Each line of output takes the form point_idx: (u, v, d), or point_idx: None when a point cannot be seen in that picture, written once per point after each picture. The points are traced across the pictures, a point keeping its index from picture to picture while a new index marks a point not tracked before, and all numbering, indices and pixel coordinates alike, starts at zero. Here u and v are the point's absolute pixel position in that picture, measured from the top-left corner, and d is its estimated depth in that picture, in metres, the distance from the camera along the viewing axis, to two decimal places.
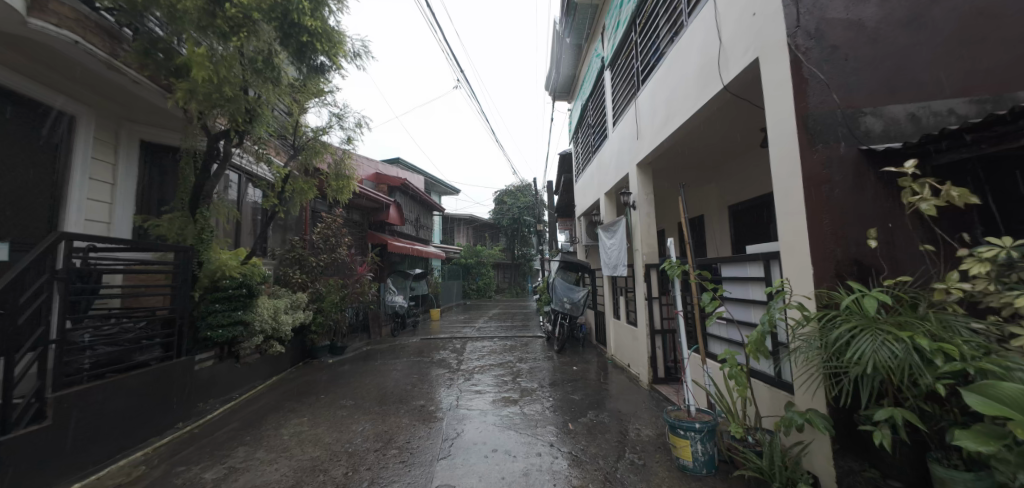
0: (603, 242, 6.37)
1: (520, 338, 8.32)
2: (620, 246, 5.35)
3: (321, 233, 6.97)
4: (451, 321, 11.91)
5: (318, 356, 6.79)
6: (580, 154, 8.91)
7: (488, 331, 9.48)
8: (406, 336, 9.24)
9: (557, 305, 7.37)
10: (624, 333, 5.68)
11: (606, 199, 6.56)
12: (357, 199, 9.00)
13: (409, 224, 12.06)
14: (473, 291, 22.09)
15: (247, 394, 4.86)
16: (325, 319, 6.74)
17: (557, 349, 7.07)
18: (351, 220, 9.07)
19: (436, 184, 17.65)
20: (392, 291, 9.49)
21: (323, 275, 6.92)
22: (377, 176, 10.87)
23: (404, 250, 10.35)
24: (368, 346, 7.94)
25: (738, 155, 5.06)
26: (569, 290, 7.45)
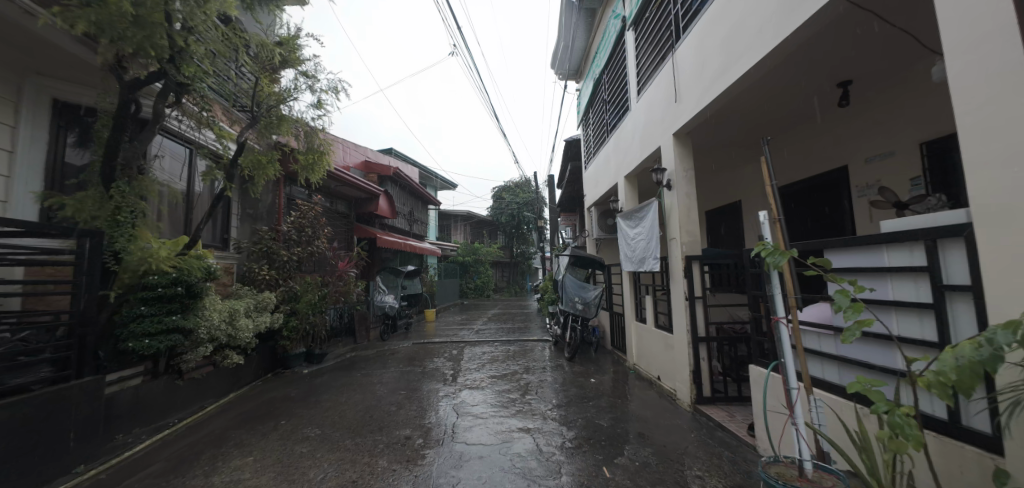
0: (623, 233, 5.42)
1: (525, 343, 7.35)
2: (650, 234, 4.39)
3: (295, 222, 5.98)
4: (448, 323, 10.95)
5: (291, 366, 5.81)
6: (591, 137, 7.95)
7: (489, 334, 8.53)
8: (397, 340, 8.27)
9: (568, 305, 6.42)
10: (652, 341, 4.74)
11: (626, 183, 5.64)
12: (341, 188, 8.03)
13: (402, 218, 11.09)
14: (471, 290, 21.07)
15: (188, 419, 3.90)
16: (300, 322, 5.77)
17: (569, 356, 6.12)
18: (334, 211, 8.08)
19: (431, 178, 16.67)
20: (381, 291, 8.51)
21: (297, 271, 5.94)
22: (366, 165, 9.88)
23: (396, 245, 9.38)
24: (353, 352, 6.95)
25: (796, 123, 4.18)
26: (578, 285, 6.52)
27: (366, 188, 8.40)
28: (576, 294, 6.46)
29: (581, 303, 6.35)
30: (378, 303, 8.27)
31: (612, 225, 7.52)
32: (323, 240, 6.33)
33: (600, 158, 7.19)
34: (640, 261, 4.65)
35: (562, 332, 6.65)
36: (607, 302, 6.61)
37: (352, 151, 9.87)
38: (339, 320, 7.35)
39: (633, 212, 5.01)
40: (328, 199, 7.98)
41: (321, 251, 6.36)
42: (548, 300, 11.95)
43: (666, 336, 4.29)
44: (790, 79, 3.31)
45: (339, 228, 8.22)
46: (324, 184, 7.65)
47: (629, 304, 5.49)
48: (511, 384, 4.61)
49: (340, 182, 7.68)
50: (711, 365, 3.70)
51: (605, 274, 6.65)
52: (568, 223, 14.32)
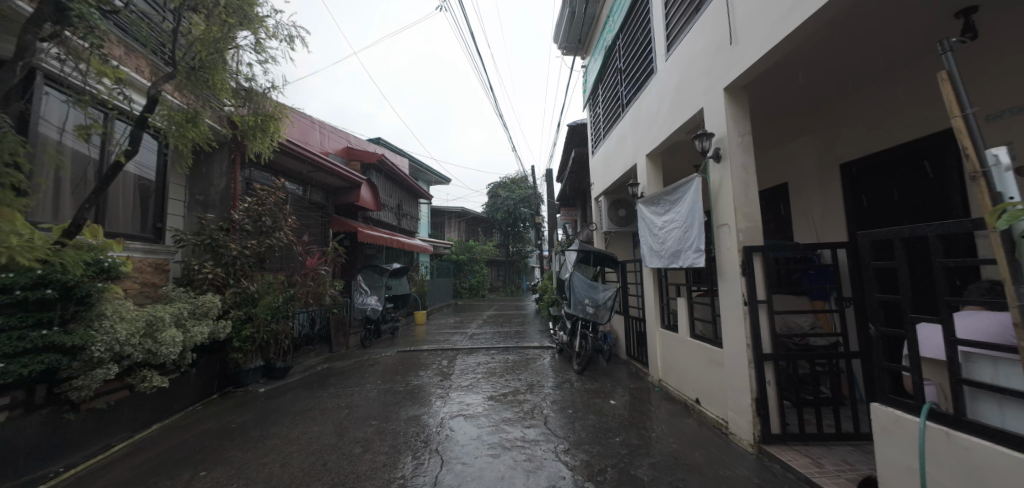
0: (646, 221, 4.45)
1: (527, 352, 6.38)
2: (687, 219, 3.45)
3: (251, 209, 4.91)
4: (440, 326, 9.95)
5: (245, 384, 4.80)
6: (600, 116, 6.96)
7: (484, 340, 7.55)
8: (380, 347, 7.25)
9: (575, 308, 5.45)
10: (686, 354, 3.80)
11: (648, 161, 4.70)
12: (316, 174, 7.00)
13: (388, 211, 10.05)
14: (465, 289, 20.11)
15: (79, 468, 2.91)
16: (255, 330, 4.75)
17: (578, 369, 5.15)
18: (308, 200, 7.05)
19: (423, 171, 15.64)
20: (362, 292, 7.50)
21: (254, 268, 4.92)
22: (348, 151, 8.84)
23: (380, 240, 8.35)
24: (325, 364, 5.93)
25: (874, 75, 3.28)
26: (585, 280, 5.57)
27: (345, 176, 7.39)
28: (582, 291, 5.51)
29: (591, 305, 5.41)
30: (359, 306, 7.27)
31: (625, 216, 6.56)
32: (287, 231, 5.31)
33: (610, 138, 6.22)
34: (674, 255, 3.68)
35: (569, 339, 5.69)
36: (623, 305, 5.67)
37: (332, 136, 8.81)
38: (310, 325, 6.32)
39: (663, 193, 4.04)
40: (301, 186, 6.94)
41: (285, 245, 5.35)
42: (549, 301, 11.03)
43: (709, 350, 3.35)
44: (904, 1, 2.37)
45: (313, 220, 7.19)
46: (294, 169, 6.61)
47: (651, 306, 4.55)
48: (514, 409, 3.66)
49: (313, 167, 6.65)
50: (780, 391, 2.77)
51: (618, 272, 5.69)
52: (569, 218, 13.39)
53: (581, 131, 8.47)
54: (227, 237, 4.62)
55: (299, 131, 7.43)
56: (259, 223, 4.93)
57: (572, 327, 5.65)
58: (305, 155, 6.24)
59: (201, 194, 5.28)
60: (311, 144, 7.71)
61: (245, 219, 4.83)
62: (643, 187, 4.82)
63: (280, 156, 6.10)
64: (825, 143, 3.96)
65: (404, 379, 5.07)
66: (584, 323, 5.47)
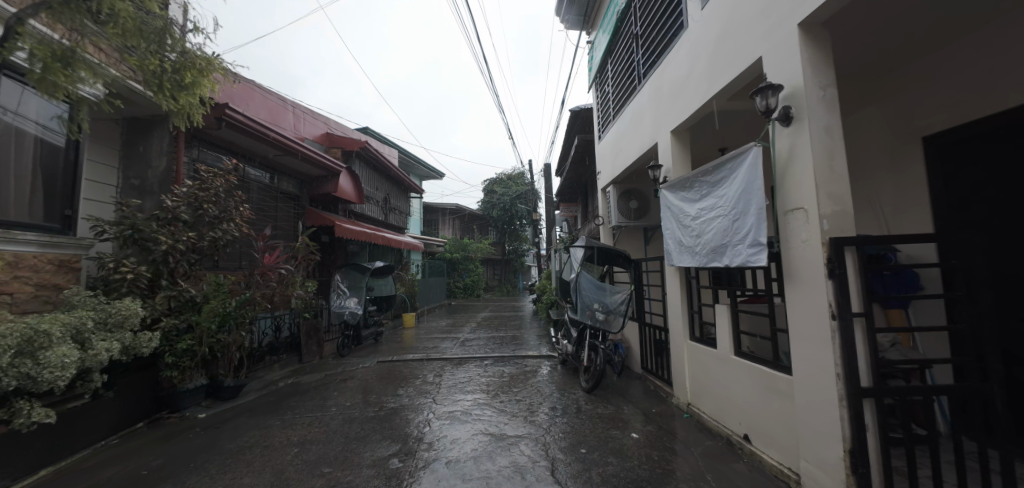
0: (671, 209, 3.63)
1: (526, 363, 5.53)
2: (737, 203, 2.63)
3: (197, 195, 3.98)
4: (430, 330, 9.10)
5: (182, 408, 3.95)
6: (608, 94, 6.12)
7: (477, 347, 6.73)
8: (359, 356, 6.39)
9: (583, 314, 4.63)
10: (728, 376, 3.00)
11: (673, 138, 3.88)
12: (286, 160, 6.09)
13: (373, 204, 9.17)
14: (460, 289, 19.22)
15: None
16: (194, 342, 3.91)
17: (586, 386, 4.30)
18: (277, 190, 6.16)
19: (414, 164, 14.78)
20: (340, 294, 6.61)
21: (196, 266, 4.08)
22: (328, 137, 7.93)
23: (362, 235, 7.47)
24: (291, 378, 5.06)
25: (988, 13, 2.48)
26: (594, 281, 4.75)
27: (321, 163, 6.49)
28: (590, 295, 4.68)
29: (602, 311, 4.59)
30: (336, 310, 6.39)
31: (637, 208, 5.75)
32: (241, 222, 4.44)
33: (620, 117, 5.40)
34: (714, 251, 2.87)
35: (574, 351, 4.86)
36: (638, 310, 4.86)
37: (310, 120, 7.90)
38: (273, 332, 5.45)
39: (696, 174, 3.22)
40: (269, 173, 6.04)
41: (238, 239, 4.47)
42: (550, 303, 10.19)
43: (768, 374, 2.55)
44: None
45: (284, 212, 6.30)
46: (259, 153, 5.72)
47: (675, 315, 3.74)
48: (510, 448, 2.84)
49: (281, 151, 5.75)
50: (885, 441, 1.97)
51: (632, 271, 4.87)
52: (570, 213, 12.55)
53: (586, 115, 7.62)
54: (158, 228, 3.73)
55: (268, 111, 6.52)
56: (200, 211, 3.99)
57: (577, 336, 4.82)
58: (271, 136, 5.35)
59: (136, 176, 4.39)
60: (284, 128, 6.80)
61: (183, 206, 3.92)
62: (666, 169, 4.01)
63: (239, 137, 5.20)
64: (903, 111, 3.16)
65: (380, 398, 4.22)
66: (592, 331, 4.66)
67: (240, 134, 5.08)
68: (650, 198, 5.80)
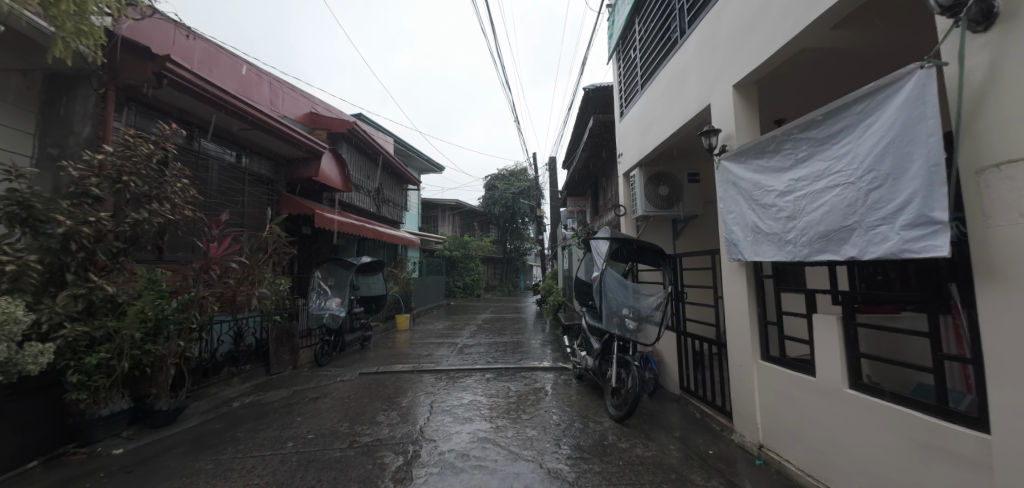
0: (735, 185, 2.69)
1: (538, 378, 4.59)
2: (875, 158, 1.73)
3: (118, 164, 3.08)
4: (426, 333, 8.17)
5: (93, 441, 3.05)
6: (630, 62, 5.18)
7: (478, 356, 5.81)
8: (341, 364, 5.46)
9: (609, 321, 3.68)
10: (832, 416, 2.11)
11: (736, 94, 2.92)
12: (255, 136, 5.14)
13: (364, 193, 8.23)
14: (460, 289, 18.31)
15: None
16: (112, 354, 3.06)
17: (614, 411, 3.38)
18: (244, 172, 5.22)
19: (412, 157, 13.90)
20: (319, 293, 5.67)
21: (119, 258, 3.23)
22: (311, 117, 6.98)
23: (348, 227, 6.52)
24: (250, 395, 4.13)
25: None
26: (622, 280, 3.80)
27: (299, 143, 5.54)
28: (619, 297, 3.73)
29: (633, 317, 3.67)
30: (314, 313, 5.46)
31: (668, 196, 4.79)
32: (182, 204, 3.54)
33: (652, 83, 4.44)
34: (824, 238, 1.95)
35: (595, 367, 3.90)
36: (675, 316, 3.82)
37: (297, 99, 6.92)
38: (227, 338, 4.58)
39: (783, 132, 2.29)
40: (234, 151, 5.10)
41: (175, 226, 3.57)
42: (558, 304, 9.26)
43: (927, 427, 1.67)
44: None
45: (254, 199, 5.36)
46: (221, 127, 4.79)
47: (738, 327, 2.82)
48: None
49: (246, 124, 4.82)
50: None
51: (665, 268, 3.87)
52: (577, 208, 11.63)
53: (604, 93, 6.67)
54: (64, 206, 2.87)
55: (239, 81, 5.54)
56: (120, 186, 3.08)
57: (599, 349, 3.85)
58: (232, 104, 4.42)
59: (55, 144, 3.47)
60: (258, 102, 5.86)
61: (97, 179, 3.04)
62: (726, 135, 2.98)
63: (192, 103, 4.28)
64: None
65: (351, 424, 3.26)
66: (620, 344, 3.71)
67: (190, 98, 4.15)
68: (683, 184, 4.81)
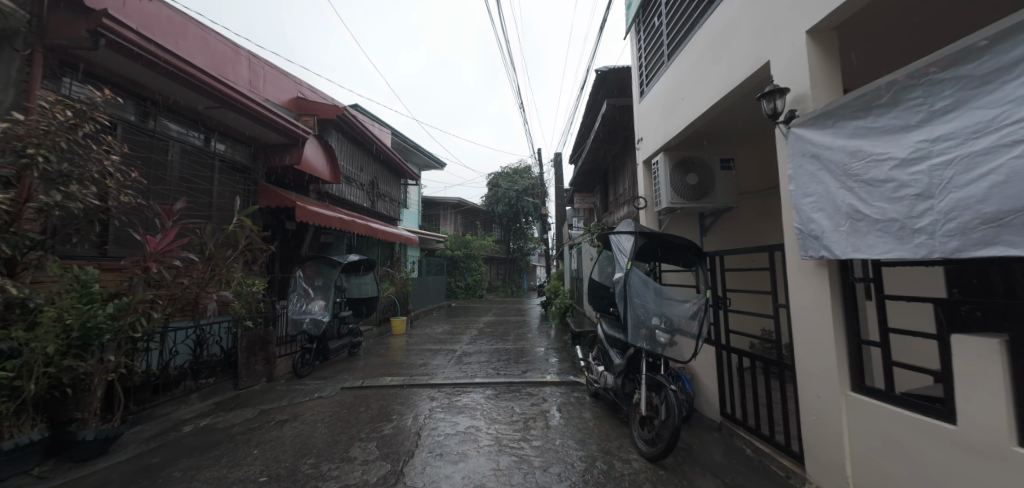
0: (817, 158, 2.04)
1: (547, 396, 3.92)
2: None
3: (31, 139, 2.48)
4: (423, 338, 7.53)
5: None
6: (652, 31, 4.50)
7: (478, 366, 5.15)
8: (323, 375, 4.82)
9: (635, 333, 2.97)
10: (977, 482, 1.47)
11: (812, 41, 2.23)
12: (225, 117, 4.51)
13: (357, 186, 7.58)
14: (461, 289, 17.67)
15: None
16: (17, 374, 2.43)
17: (644, 444, 2.70)
18: (214, 157, 4.58)
19: (411, 153, 13.27)
20: (300, 295, 5.04)
21: (36, 251, 2.63)
22: (296, 102, 6.33)
23: (335, 221, 5.87)
24: (209, 415, 3.49)
25: None
26: (648, 282, 3.12)
27: (278, 127, 4.89)
28: (645, 301, 3.03)
29: (664, 327, 2.97)
30: (293, 317, 4.81)
31: (698, 185, 4.08)
32: (115, 189, 2.92)
33: (682, 51, 3.76)
34: (994, 222, 1.31)
35: (618, 388, 3.17)
36: (714, 327, 3.12)
37: (283, 82, 6.27)
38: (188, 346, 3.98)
39: (908, 76, 1.65)
40: (202, 134, 4.47)
41: (107, 214, 2.95)
42: (566, 307, 8.60)
43: None
44: None
45: (225, 188, 4.73)
46: (184, 105, 4.16)
47: (818, 347, 2.15)
48: None
49: (213, 102, 4.19)
50: None
51: (701, 268, 3.17)
52: (585, 205, 10.97)
53: (619, 74, 5.98)
54: None
55: (210, 55, 4.90)
56: (25, 161, 2.43)
57: (624, 366, 3.12)
58: (192, 76, 3.79)
59: None
60: (233, 81, 5.21)
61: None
62: (797, 97, 2.30)
63: (143, 74, 3.64)
64: None
65: (317, 462, 2.60)
66: (650, 361, 3.00)
67: (140, 67, 3.52)
68: (717, 171, 4.11)
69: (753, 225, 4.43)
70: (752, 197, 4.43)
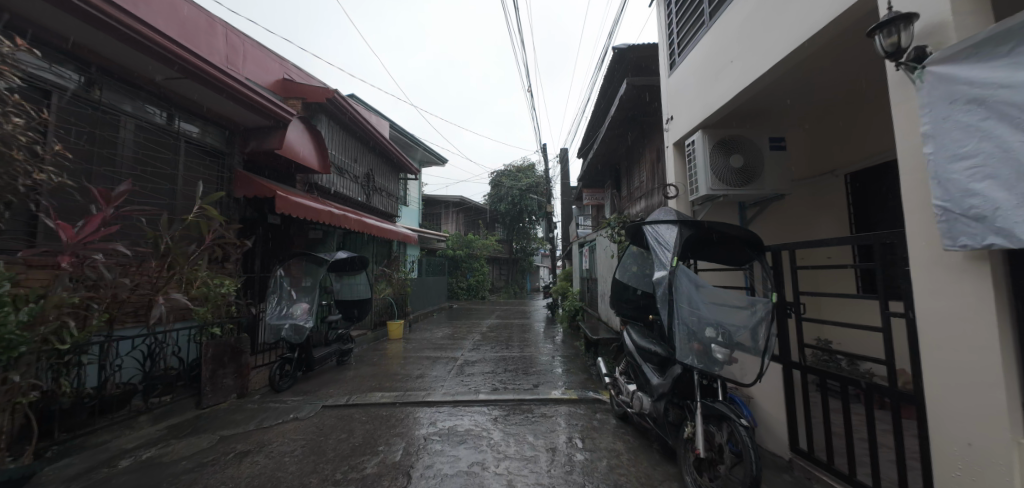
0: (981, 103, 1.42)
1: (566, 418, 3.27)
2: None
3: None
4: (421, 343, 6.90)
5: None
6: None
7: (483, 377, 4.52)
8: (305, 388, 4.20)
9: (685, 348, 2.31)
10: None
11: None
12: (193, 92, 3.90)
13: (351, 178, 6.96)
14: (463, 290, 17.10)
15: None
16: None
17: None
18: (181, 137, 3.97)
19: (410, 148, 12.66)
20: (280, 296, 4.41)
21: None
22: (282, 84, 5.73)
23: (322, 214, 5.23)
24: (158, 444, 2.87)
25: None
26: (702, 282, 2.40)
27: (255, 106, 4.27)
28: (696, 307, 2.35)
29: (722, 340, 2.27)
30: (272, 323, 4.17)
31: (744, 168, 3.43)
32: (27, 166, 2.33)
33: (732, 5, 3.13)
34: None
35: (663, 419, 2.46)
36: (781, 339, 2.47)
37: (268, 61, 5.65)
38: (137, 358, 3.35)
39: None
40: (166, 112, 3.85)
41: (17, 194, 2.35)
42: (576, 310, 7.98)
43: None
44: None
45: (193, 175, 4.11)
46: (141, 74, 3.55)
47: (975, 375, 1.51)
48: None
49: (176, 72, 3.59)
50: None
51: (765, 265, 2.51)
52: (594, 201, 10.34)
53: (640, 51, 5.34)
54: None
55: (180, 23, 4.29)
56: None
57: (673, 390, 2.43)
58: (151, 40, 3.19)
59: None
60: (207, 54, 4.60)
61: None
62: (929, 27, 1.68)
63: (87, 33, 3.03)
64: None
65: None
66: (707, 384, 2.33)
67: (83, 24, 2.91)
68: (766, 152, 3.46)
69: (803, 217, 3.82)
70: (802, 184, 3.79)
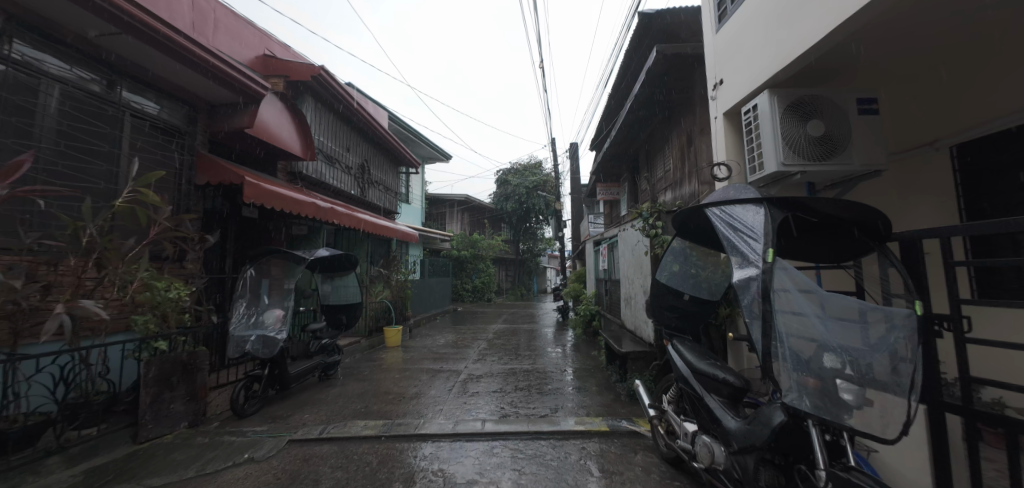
0: None
1: (599, 462, 2.51)
2: None
3: None
4: (421, 352, 6.18)
5: None
6: None
7: (489, 398, 3.79)
8: (276, 410, 3.49)
9: (792, 384, 1.57)
10: None
11: None
12: (137, 54, 3.20)
13: (343, 169, 6.27)
14: (468, 292, 16.50)
15: None
16: None
17: None
18: (125, 109, 3.28)
19: (412, 143, 12.00)
20: (249, 301, 3.70)
21: None
22: (264, 60, 5.04)
23: (307, 208, 4.56)
24: None
25: None
26: (816, 289, 1.55)
27: (219, 75, 3.57)
28: (807, 323, 1.56)
29: (851, 374, 1.48)
30: (238, 335, 3.45)
31: (825, 138, 2.66)
32: None
33: None
34: None
35: (752, 485, 1.69)
36: (929, 369, 1.71)
37: (247, 34, 4.96)
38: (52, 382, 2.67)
39: None
40: (104, 78, 3.17)
41: None
42: (591, 316, 7.24)
43: None
44: None
45: (143, 157, 3.44)
46: (68, 30, 2.86)
47: None
48: None
49: (112, 27, 2.88)
50: None
51: (894, 261, 1.74)
52: (608, 197, 9.60)
53: (673, 15, 4.57)
54: None
55: None
56: None
57: (771, 443, 1.65)
58: None
59: None
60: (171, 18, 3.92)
61: None
62: None
63: None
64: None
65: None
66: (826, 439, 1.56)
67: None
68: (852, 117, 2.69)
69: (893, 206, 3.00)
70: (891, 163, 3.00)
